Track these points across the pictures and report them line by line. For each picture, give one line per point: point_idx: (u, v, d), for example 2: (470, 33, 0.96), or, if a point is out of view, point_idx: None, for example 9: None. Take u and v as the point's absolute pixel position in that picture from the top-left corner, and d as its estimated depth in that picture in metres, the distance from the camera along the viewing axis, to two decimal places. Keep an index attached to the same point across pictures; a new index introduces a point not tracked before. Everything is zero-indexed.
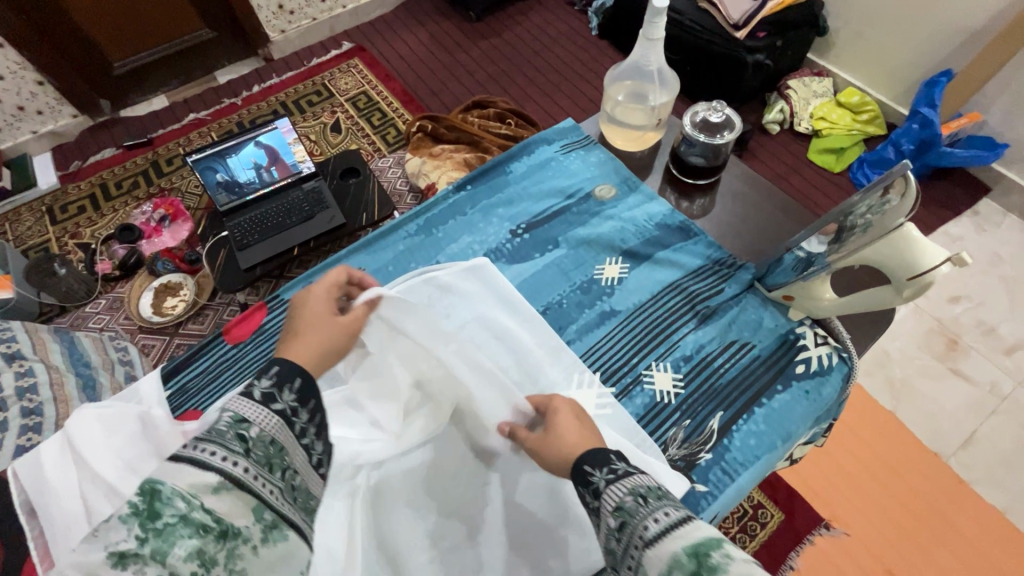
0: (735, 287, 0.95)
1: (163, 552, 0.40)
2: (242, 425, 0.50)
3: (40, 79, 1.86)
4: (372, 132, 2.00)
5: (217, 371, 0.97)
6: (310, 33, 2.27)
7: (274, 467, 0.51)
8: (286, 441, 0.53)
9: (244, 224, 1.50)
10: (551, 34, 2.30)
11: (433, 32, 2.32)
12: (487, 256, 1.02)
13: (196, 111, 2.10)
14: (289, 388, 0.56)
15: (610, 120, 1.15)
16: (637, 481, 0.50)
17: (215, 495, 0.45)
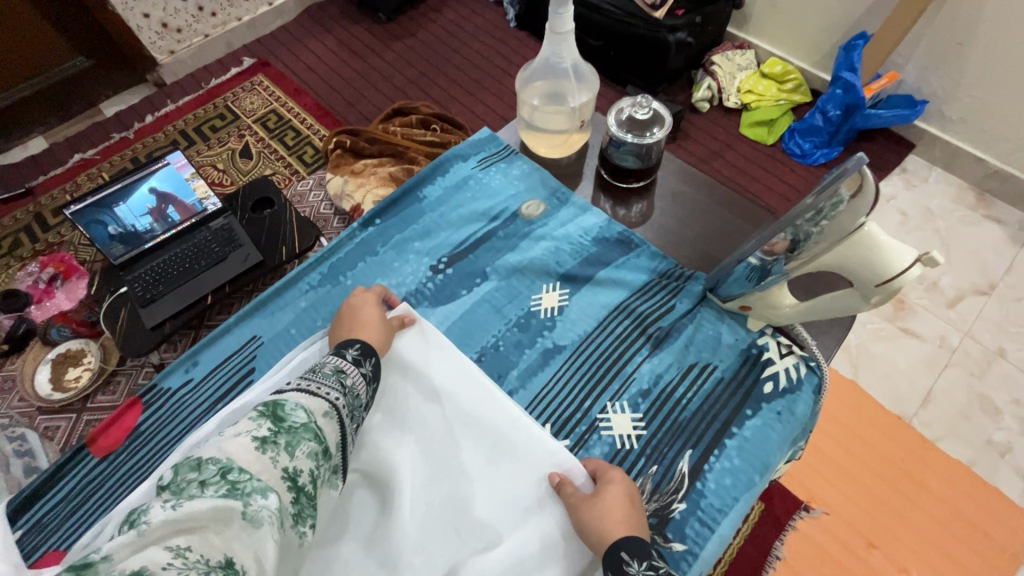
0: (686, 302, 0.93)
1: (292, 445, 0.59)
2: (341, 376, 0.71)
3: None
4: (287, 153, 1.84)
5: (85, 493, 0.89)
6: (204, 51, 2.07)
7: (356, 415, 0.70)
8: (362, 400, 0.73)
9: (146, 276, 1.33)
10: (468, 29, 2.19)
11: (342, 39, 2.16)
12: (408, 301, 0.96)
13: (81, 151, 1.86)
14: (367, 356, 0.78)
15: (529, 126, 1.08)
16: None
17: (324, 416, 0.64)
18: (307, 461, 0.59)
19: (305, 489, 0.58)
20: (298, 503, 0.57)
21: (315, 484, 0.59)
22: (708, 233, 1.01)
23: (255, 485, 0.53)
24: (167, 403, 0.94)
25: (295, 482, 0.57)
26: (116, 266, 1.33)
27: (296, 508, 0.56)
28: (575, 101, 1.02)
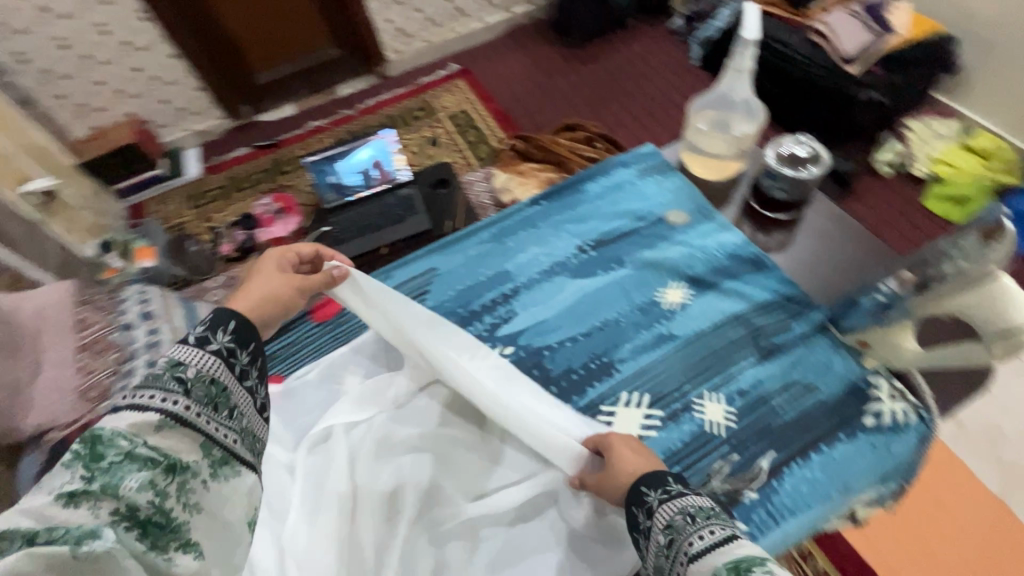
0: (804, 327, 0.96)
1: (114, 485, 0.50)
2: (178, 372, 0.60)
3: (199, 86, 2.20)
4: (466, 147, 2.13)
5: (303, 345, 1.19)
6: (422, 55, 2.47)
7: (219, 406, 0.61)
8: (228, 386, 0.63)
9: (344, 222, 1.65)
10: (649, 62, 2.32)
11: (533, 57, 2.43)
12: (553, 269, 1.07)
13: (317, 119, 2.35)
14: (220, 332, 0.65)
15: (691, 149, 1.16)
16: (689, 502, 0.60)
17: (159, 432, 0.56)
18: (144, 493, 0.51)
19: (157, 518, 0.52)
20: (150, 532, 0.51)
21: (167, 513, 0.52)
22: (848, 279, 1.01)
23: (77, 532, 0.46)
24: None
25: (134, 516, 0.50)
26: (326, 209, 1.67)
27: (148, 543, 0.50)
28: (739, 131, 1.08)
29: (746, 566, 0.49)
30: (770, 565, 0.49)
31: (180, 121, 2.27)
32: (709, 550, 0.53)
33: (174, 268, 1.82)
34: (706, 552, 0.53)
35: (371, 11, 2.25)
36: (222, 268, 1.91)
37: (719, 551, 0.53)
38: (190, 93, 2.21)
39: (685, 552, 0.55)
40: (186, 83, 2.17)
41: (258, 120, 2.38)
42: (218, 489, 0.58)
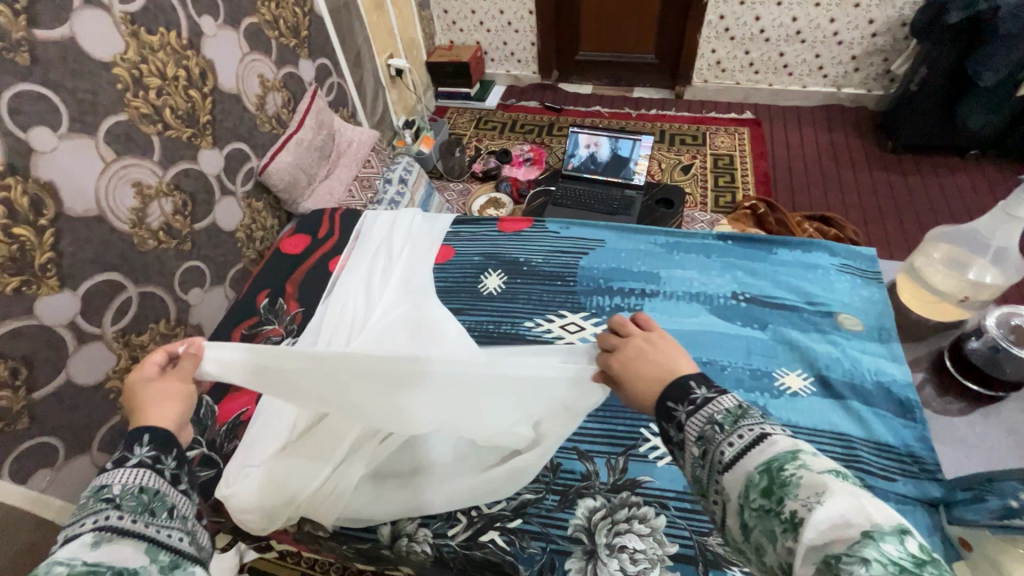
0: (907, 488, 0.75)
1: None
2: (104, 495, 0.52)
3: (532, 41, 2.60)
4: (711, 188, 2.12)
5: (480, 239, 1.16)
6: (725, 93, 2.50)
7: (155, 510, 0.53)
8: (166, 489, 0.55)
9: (568, 191, 1.85)
10: (964, 200, 1.96)
11: (834, 141, 2.26)
12: (697, 295, 0.99)
13: (602, 106, 2.58)
14: (139, 446, 0.57)
15: (912, 275, 1.02)
16: (715, 408, 0.53)
17: (96, 548, 0.48)
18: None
19: None
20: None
21: None
22: None
23: None
24: (539, 236, 1.15)
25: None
26: (563, 174, 1.91)
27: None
28: (974, 274, 0.94)
29: (776, 466, 0.46)
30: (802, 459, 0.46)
31: (505, 62, 2.74)
32: (739, 454, 0.49)
33: (437, 162, 2.30)
34: (737, 456, 0.49)
35: (702, 37, 2.36)
36: (467, 179, 2.29)
37: (748, 454, 0.48)
38: (524, 45, 2.64)
39: (718, 461, 0.50)
40: (526, 36, 2.59)
41: (558, 87, 2.73)
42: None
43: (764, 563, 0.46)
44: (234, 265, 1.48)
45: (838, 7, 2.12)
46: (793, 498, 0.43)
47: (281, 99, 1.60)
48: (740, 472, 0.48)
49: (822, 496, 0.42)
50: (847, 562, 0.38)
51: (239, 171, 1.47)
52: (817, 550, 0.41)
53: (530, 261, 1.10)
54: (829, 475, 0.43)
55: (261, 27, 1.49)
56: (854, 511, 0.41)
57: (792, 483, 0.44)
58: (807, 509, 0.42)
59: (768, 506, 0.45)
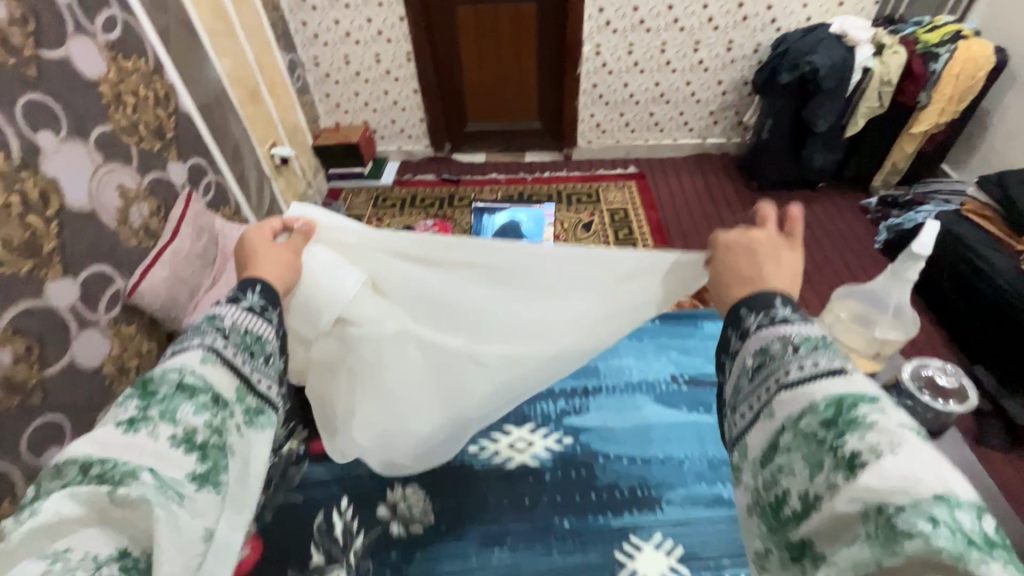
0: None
1: (169, 413, 0.61)
2: (216, 322, 0.74)
3: (421, 117, 2.63)
4: (614, 242, 2.22)
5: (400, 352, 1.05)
6: (608, 151, 2.69)
7: (251, 350, 0.74)
8: (261, 338, 0.77)
9: None
10: (824, 227, 2.23)
11: (710, 185, 2.49)
12: None
13: (498, 173, 2.64)
14: (251, 293, 0.80)
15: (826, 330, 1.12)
16: (794, 331, 0.65)
17: (202, 364, 0.68)
18: (202, 416, 0.63)
19: (209, 440, 0.62)
20: (208, 453, 0.62)
21: (213, 433, 0.63)
22: None
23: (122, 470, 0.54)
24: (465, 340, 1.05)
25: (191, 437, 0.61)
26: None
27: (209, 463, 0.61)
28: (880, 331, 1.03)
29: (849, 407, 0.55)
30: (873, 405, 0.55)
31: (396, 139, 2.73)
32: (803, 380, 0.60)
33: None
34: (801, 381, 0.60)
35: (581, 103, 2.53)
36: None
37: (810, 384, 0.59)
38: (413, 121, 2.65)
39: (781, 377, 0.62)
40: (414, 113, 2.61)
41: (452, 158, 2.76)
42: (245, 437, 0.70)
43: (779, 483, 0.59)
44: (103, 407, 1.24)
45: (690, 72, 2.40)
46: (857, 437, 0.52)
47: (148, 208, 1.42)
48: (799, 404, 0.59)
49: (896, 446, 0.50)
50: (906, 516, 0.45)
51: (101, 297, 1.26)
52: (870, 492, 0.48)
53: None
54: (903, 430, 0.51)
55: (117, 135, 1.33)
56: (932, 475, 0.47)
57: (858, 423, 0.53)
58: (875, 454, 0.50)
59: (825, 437, 0.55)
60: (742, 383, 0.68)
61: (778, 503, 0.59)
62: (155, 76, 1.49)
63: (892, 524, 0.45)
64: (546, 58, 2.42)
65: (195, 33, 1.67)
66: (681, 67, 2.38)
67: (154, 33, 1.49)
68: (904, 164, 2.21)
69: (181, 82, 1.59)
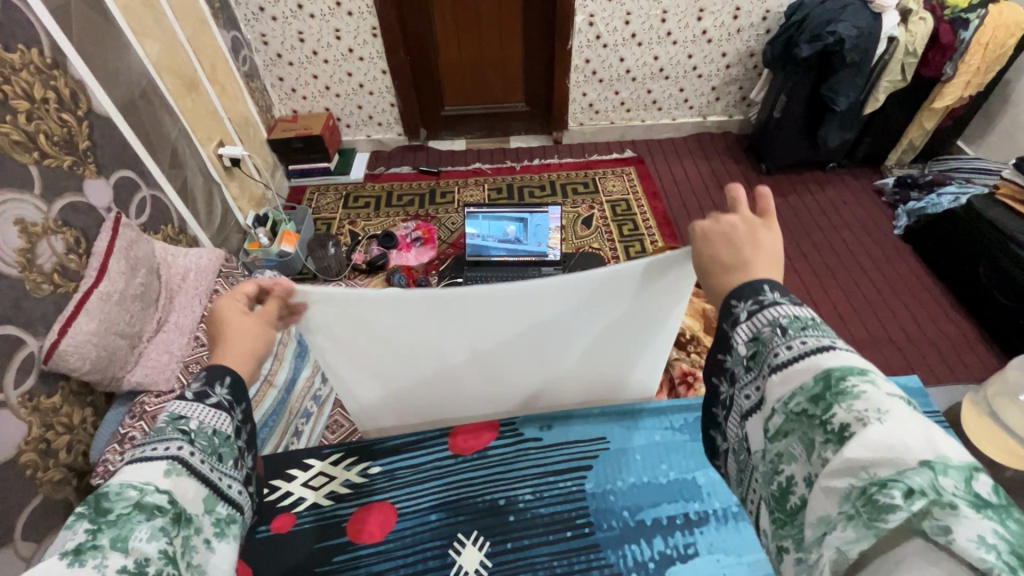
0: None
1: (122, 539, 0.44)
2: (182, 424, 0.54)
3: (392, 102, 2.31)
4: (618, 238, 2.00)
5: (429, 476, 0.76)
6: (602, 133, 2.45)
7: (221, 456, 0.56)
8: (229, 438, 0.58)
9: (479, 280, 1.60)
10: (843, 217, 2.06)
11: (715, 170, 2.29)
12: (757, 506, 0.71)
13: (482, 162, 2.37)
14: (220, 386, 0.59)
15: (983, 411, 1.02)
16: (783, 311, 0.52)
17: (167, 477, 0.50)
18: (158, 542, 0.46)
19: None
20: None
21: (174, 568, 0.46)
22: None
23: None
24: (517, 454, 0.77)
25: (144, 573, 0.44)
26: (467, 261, 1.63)
27: None
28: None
29: (840, 378, 0.45)
30: (868, 377, 0.45)
31: (364, 127, 2.41)
32: (792, 360, 0.49)
33: (306, 260, 1.90)
34: (790, 361, 0.49)
35: (571, 83, 2.26)
36: (348, 275, 1.90)
37: (805, 362, 0.48)
38: (383, 106, 2.33)
39: (771, 361, 0.51)
40: (384, 97, 2.29)
41: (429, 146, 2.47)
42: (217, 564, 0.52)
43: (778, 480, 0.48)
44: (27, 505, 0.99)
45: (693, 44, 2.16)
46: (844, 407, 0.43)
47: (64, 243, 1.11)
48: (793, 383, 0.48)
49: (883, 412, 0.41)
50: (886, 489, 0.38)
51: (5, 369, 0.97)
52: (857, 465, 0.40)
53: (515, 501, 0.73)
54: (897, 400, 0.42)
55: (5, 154, 1.01)
56: (918, 438, 0.39)
57: (851, 395, 0.43)
58: (861, 423, 0.41)
59: (814, 413, 0.45)
60: (739, 380, 0.55)
61: (781, 494, 0.48)
62: (55, 71, 1.15)
63: (873, 501, 0.38)
64: (533, 31, 2.13)
65: (106, 10, 1.32)
66: (683, 38, 2.14)
67: (48, 13, 1.14)
68: (921, 140, 2.06)
69: (92, 76, 1.25)
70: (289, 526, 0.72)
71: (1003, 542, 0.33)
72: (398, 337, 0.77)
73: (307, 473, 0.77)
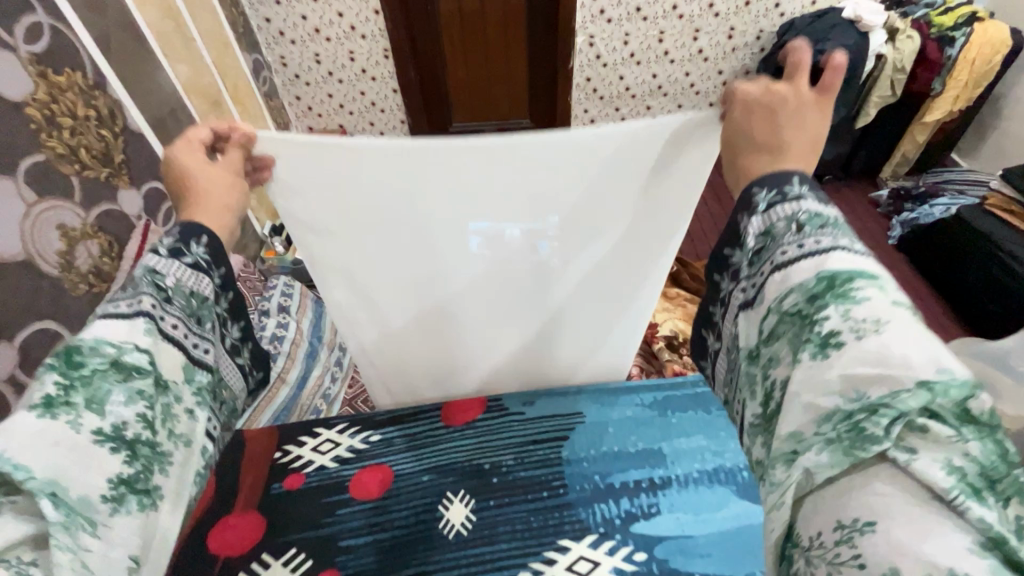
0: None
1: (99, 401, 0.50)
2: (158, 281, 0.58)
3: (403, 119, 2.44)
4: None
5: (418, 444, 0.82)
6: None
7: (196, 319, 0.62)
8: (209, 303, 0.64)
9: None
10: None
11: (712, 184, 2.38)
12: (716, 472, 0.75)
13: None
14: (195, 246, 0.63)
15: None
16: (803, 209, 0.55)
17: (144, 336, 0.55)
18: (136, 407, 0.52)
19: (145, 437, 0.53)
20: (140, 451, 0.52)
21: (153, 430, 0.53)
22: None
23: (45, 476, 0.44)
24: (502, 426, 0.84)
25: (123, 434, 0.51)
26: None
27: (140, 463, 0.52)
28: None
29: (844, 279, 0.49)
30: (873, 282, 0.49)
31: None
32: (799, 258, 0.53)
33: None
34: (797, 259, 0.53)
35: (573, 100, 2.37)
36: None
37: (813, 259, 0.52)
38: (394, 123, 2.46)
39: (777, 261, 0.55)
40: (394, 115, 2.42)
41: None
42: (194, 418, 0.60)
43: (767, 373, 0.55)
44: None
45: (690, 62, 2.25)
46: (840, 311, 0.48)
47: (98, 247, 1.22)
48: (793, 286, 0.52)
49: (881, 324, 0.46)
50: (884, 407, 0.44)
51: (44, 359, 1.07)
52: (844, 372, 0.46)
53: (499, 465, 0.78)
54: (894, 306, 0.47)
55: (51, 165, 1.12)
56: (919, 354, 0.44)
57: (852, 298, 0.48)
58: (857, 334, 0.46)
59: (807, 313, 0.50)
60: (744, 278, 0.59)
61: (768, 393, 0.54)
62: (96, 91, 1.27)
63: (862, 426, 0.45)
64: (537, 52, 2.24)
65: (143, 38, 1.45)
66: (680, 57, 2.24)
67: (93, 40, 1.27)
68: (914, 154, 2.13)
69: (129, 96, 1.38)
70: (298, 484, 0.76)
71: (967, 463, 0.42)
72: (399, 218, 0.75)
73: (316, 439, 0.83)
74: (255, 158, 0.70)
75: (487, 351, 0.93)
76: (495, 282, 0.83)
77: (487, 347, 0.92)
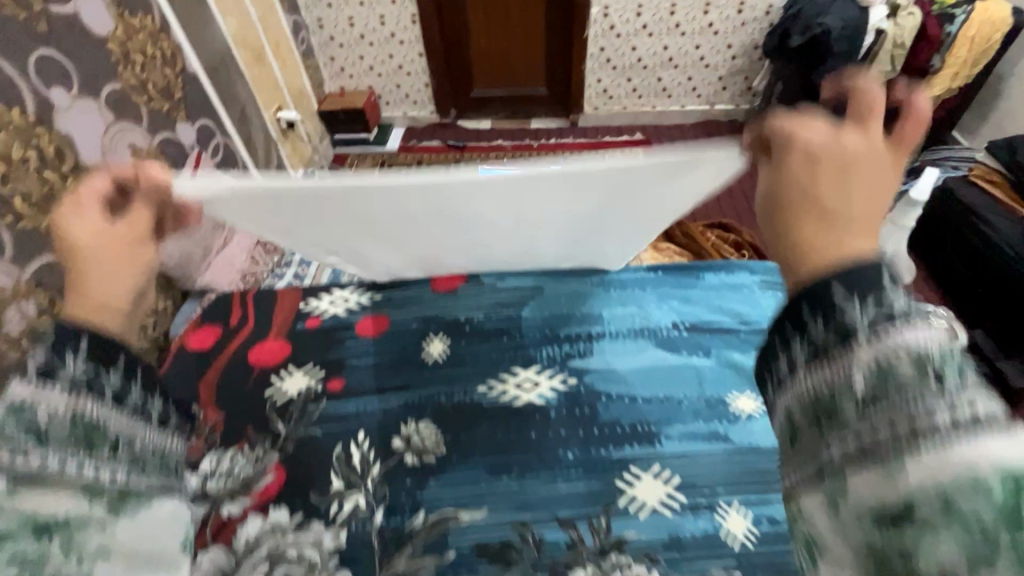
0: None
1: None
2: (26, 415, 0.45)
3: (426, 83, 2.61)
4: None
5: (405, 303, 0.98)
6: (614, 117, 2.67)
7: (94, 440, 0.47)
8: (107, 395, 0.50)
9: None
10: None
11: None
12: (642, 331, 0.92)
13: (503, 139, 2.63)
14: (70, 354, 0.49)
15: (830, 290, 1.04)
16: (906, 338, 0.35)
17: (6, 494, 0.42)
18: None
19: None
20: None
21: None
22: None
23: None
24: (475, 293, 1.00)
25: None
26: None
27: None
28: (892, 247, 1.01)
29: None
30: None
31: (401, 105, 2.71)
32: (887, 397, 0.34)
33: None
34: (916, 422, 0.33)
35: (587, 69, 2.50)
36: None
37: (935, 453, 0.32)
38: (418, 86, 2.63)
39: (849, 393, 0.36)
40: (419, 78, 2.59)
41: (458, 124, 2.75)
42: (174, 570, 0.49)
43: (811, 542, 0.39)
44: None
45: (701, 35, 2.36)
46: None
47: None
48: (943, 477, 0.31)
49: None
50: None
51: None
52: None
53: (471, 318, 0.95)
54: None
55: (126, 94, 1.28)
56: None
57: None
58: None
59: (887, 551, 0.32)
60: (813, 360, 0.39)
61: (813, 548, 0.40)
62: (162, 34, 1.45)
63: None
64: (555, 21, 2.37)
65: None
66: (691, 30, 2.34)
67: None
68: None
69: (188, 42, 1.57)
70: (316, 324, 0.94)
71: None
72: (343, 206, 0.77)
73: (331, 296, 0.99)
74: (169, 204, 0.73)
75: (490, 257, 0.98)
76: (476, 223, 0.84)
77: (492, 253, 0.97)
